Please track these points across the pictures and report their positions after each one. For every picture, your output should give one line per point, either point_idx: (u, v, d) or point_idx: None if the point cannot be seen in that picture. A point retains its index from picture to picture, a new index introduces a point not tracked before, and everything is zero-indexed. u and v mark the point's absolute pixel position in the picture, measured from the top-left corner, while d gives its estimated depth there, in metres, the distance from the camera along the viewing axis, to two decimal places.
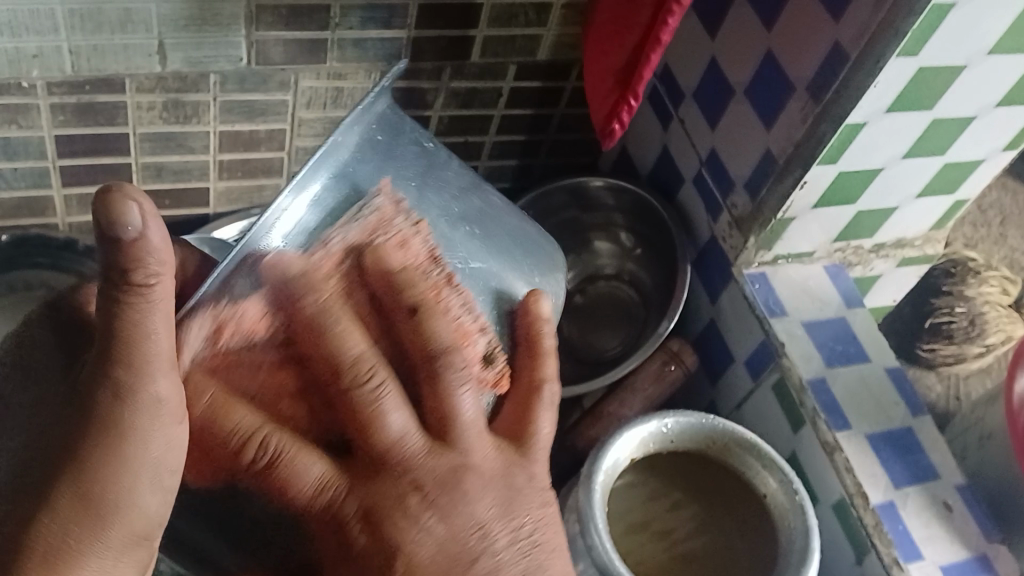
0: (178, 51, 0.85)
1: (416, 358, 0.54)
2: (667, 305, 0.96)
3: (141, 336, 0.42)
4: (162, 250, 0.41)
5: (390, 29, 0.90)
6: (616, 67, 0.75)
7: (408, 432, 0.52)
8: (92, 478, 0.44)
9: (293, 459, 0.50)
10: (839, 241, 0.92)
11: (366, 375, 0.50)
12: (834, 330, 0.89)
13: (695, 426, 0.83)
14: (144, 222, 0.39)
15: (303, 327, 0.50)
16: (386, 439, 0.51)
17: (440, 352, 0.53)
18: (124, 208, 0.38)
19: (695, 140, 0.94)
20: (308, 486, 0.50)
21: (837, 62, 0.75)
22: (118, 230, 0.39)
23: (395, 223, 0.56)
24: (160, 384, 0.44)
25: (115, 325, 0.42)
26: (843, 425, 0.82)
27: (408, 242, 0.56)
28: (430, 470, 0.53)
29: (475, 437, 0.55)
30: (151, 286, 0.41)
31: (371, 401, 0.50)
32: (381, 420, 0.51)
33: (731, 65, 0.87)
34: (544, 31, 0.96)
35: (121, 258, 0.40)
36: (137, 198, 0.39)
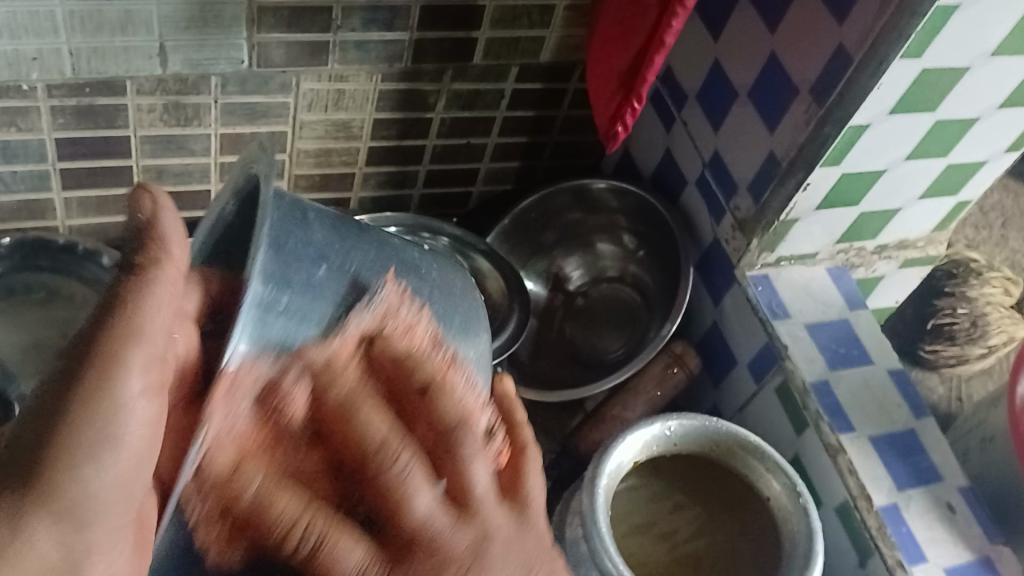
0: (179, 53, 0.84)
1: (423, 438, 0.45)
2: (669, 307, 0.96)
3: (128, 318, 0.38)
4: (170, 239, 0.39)
5: (392, 30, 0.90)
6: (620, 69, 0.75)
7: (434, 508, 0.42)
8: (32, 470, 0.37)
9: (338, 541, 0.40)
10: (841, 243, 0.92)
11: (390, 456, 0.41)
12: (837, 333, 0.88)
13: (698, 430, 0.82)
14: (156, 212, 0.39)
15: (332, 414, 0.42)
16: (412, 517, 0.41)
17: (447, 429, 0.44)
18: (140, 197, 0.39)
19: (698, 143, 0.94)
20: (398, 500, 0.41)
21: (842, 63, 0.75)
22: (135, 218, 0.39)
23: (402, 314, 0.50)
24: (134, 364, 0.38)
25: (105, 309, 0.38)
26: (846, 428, 0.82)
27: (415, 331, 0.50)
28: (451, 539, 0.42)
29: (488, 504, 0.44)
30: (155, 269, 0.39)
31: (395, 477, 0.41)
32: (404, 501, 0.41)
33: (735, 68, 0.87)
34: (547, 32, 0.95)
35: (134, 243, 0.39)
36: (152, 192, 0.40)
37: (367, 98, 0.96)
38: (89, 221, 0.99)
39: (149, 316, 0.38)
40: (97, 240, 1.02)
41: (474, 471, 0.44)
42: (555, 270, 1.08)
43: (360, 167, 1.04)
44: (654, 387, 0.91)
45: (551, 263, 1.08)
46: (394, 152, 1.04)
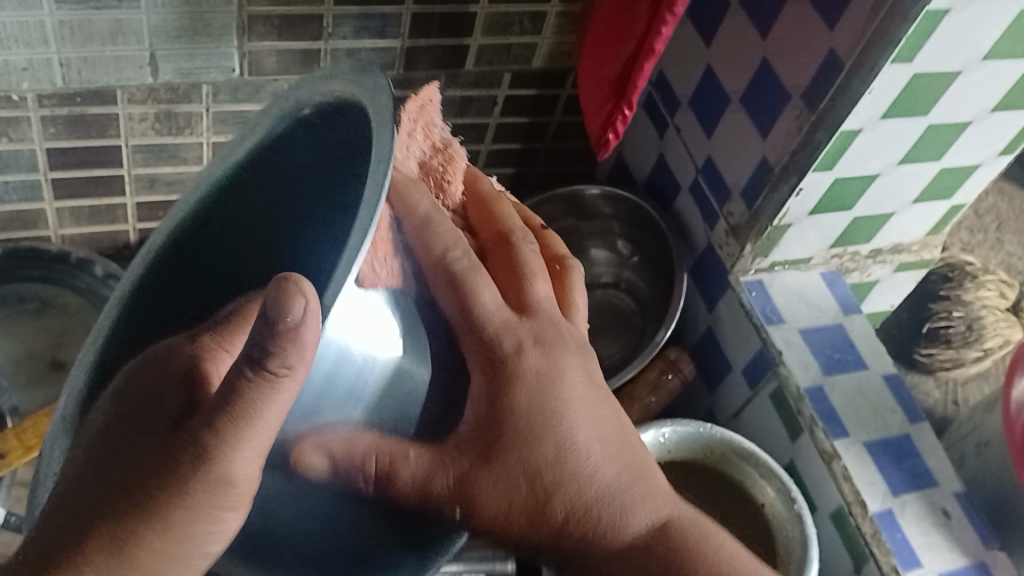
0: (170, 63, 0.84)
1: (547, 267, 0.58)
2: (664, 314, 0.96)
3: (251, 409, 0.37)
4: (310, 344, 0.36)
5: (384, 38, 0.89)
6: (610, 77, 0.75)
7: (550, 297, 0.54)
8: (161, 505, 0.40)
9: (482, 280, 0.49)
10: (835, 247, 0.92)
11: (517, 236, 0.55)
12: (831, 338, 0.88)
13: (692, 436, 0.82)
14: (307, 313, 0.35)
15: (479, 205, 0.56)
16: (535, 293, 0.53)
17: (561, 259, 0.59)
18: (290, 296, 0.34)
19: (691, 148, 0.94)
20: (499, 341, 0.49)
21: (833, 68, 0.75)
22: (277, 318, 0.34)
23: (504, 211, 0.61)
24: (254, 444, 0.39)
25: (231, 393, 0.37)
26: (841, 434, 0.82)
27: (521, 215, 0.62)
28: (536, 326, 0.51)
29: (574, 322, 0.56)
30: (284, 374, 0.36)
31: (524, 261, 0.54)
32: (530, 276, 0.53)
33: (727, 74, 0.87)
34: (539, 39, 0.95)
35: (269, 338, 0.35)
36: (303, 284, 0.35)
37: None
38: (81, 230, 0.99)
39: (270, 413, 0.38)
40: (89, 249, 1.01)
41: (575, 297, 0.57)
42: None
43: None
44: (649, 393, 0.91)
45: None
46: None
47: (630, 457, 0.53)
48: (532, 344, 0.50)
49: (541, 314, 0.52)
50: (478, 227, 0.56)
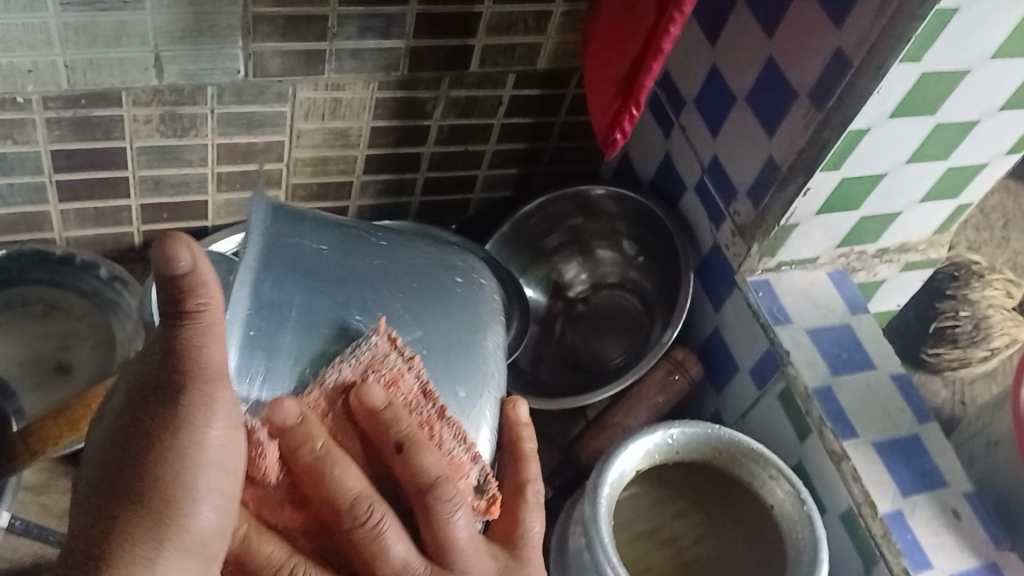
0: (174, 64, 0.84)
1: (341, 511, 0.54)
2: (670, 315, 0.95)
3: (197, 351, 0.47)
4: (211, 283, 0.46)
5: (388, 39, 0.89)
6: (617, 76, 0.74)
7: (411, 558, 0.55)
8: (147, 490, 0.46)
9: (338, 485, 0.54)
10: (842, 246, 0.91)
11: (364, 512, 0.54)
12: (839, 338, 0.88)
13: (700, 437, 0.82)
14: (196, 260, 0.45)
15: (308, 473, 0.55)
16: (391, 569, 0.55)
17: (428, 486, 0.57)
18: (179, 250, 0.44)
19: (697, 148, 0.94)
20: (371, 530, 0.54)
21: (841, 67, 0.75)
22: (169, 267, 0.44)
23: (389, 362, 0.63)
24: (217, 395, 0.48)
25: (174, 343, 0.47)
26: (849, 434, 0.81)
27: (400, 380, 0.63)
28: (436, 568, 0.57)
29: (472, 554, 0.58)
30: (202, 311, 0.47)
31: (370, 534, 0.54)
32: (382, 553, 0.54)
33: (733, 73, 0.87)
34: (544, 39, 0.95)
35: (175, 286, 0.45)
36: (192, 243, 0.45)
37: (364, 107, 0.96)
38: (86, 233, 0.99)
39: (203, 355, 0.48)
40: (95, 252, 1.01)
41: (456, 527, 0.57)
42: (554, 276, 1.07)
43: (357, 175, 1.04)
44: (656, 394, 0.90)
45: (550, 270, 1.07)
46: (391, 159, 1.03)
47: (502, 548, 0.62)
48: (409, 555, 0.55)
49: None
50: (394, 454, 0.58)
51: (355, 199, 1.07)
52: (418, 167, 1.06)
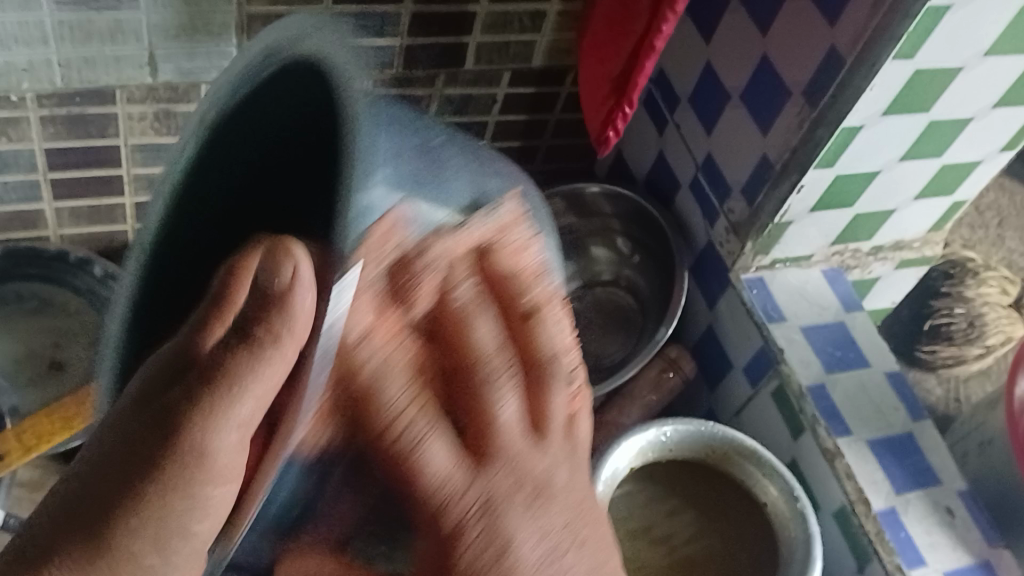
0: (169, 62, 0.84)
1: (463, 418, 0.41)
2: (664, 311, 0.95)
3: (237, 371, 0.37)
4: (309, 311, 0.37)
5: (383, 37, 0.89)
6: (611, 73, 0.75)
7: (516, 423, 0.41)
8: (149, 502, 0.38)
9: (421, 461, 0.39)
10: (837, 244, 0.91)
11: (484, 369, 0.41)
12: (833, 336, 0.88)
13: (694, 434, 0.82)
14: (297, 272, 0.38)
15: (445, 320, 0.41)
16: (439, 484, 0.39)
17: (544, 360, 0.43)
18: (283, 262, 0.39)
19: (692, 145, 0.94)
20: (444, 505, 0.40)
21: (834, 64, 0.75)
22: (271, 283, 0.38)
23: (513, 233, 0.47)
24: (239, 412, 0.37)
25: (227, 358, 0.37)
26: (843, 432, 0.81)
27: (527, 253, 0.47)
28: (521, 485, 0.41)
29: (556, 441, 0.43)
30: (298, 347, 0.37)
31: (467, 397, 0.40)
32: (484, 417, 0.41)
33: (728, 70, 0.87)
34: (539, 37, 0.95)
35: (266, 300, 0.38)
36: (298, 253, 0.39)
37: None
38: (80, 231, 0.99)
39: (260, 378, 0.37)
40: (89, 249, 1.01)
41: (554, 402, 0.43)
42: None
43: None
44: (650, 392, 0.90)
45: None
46: None
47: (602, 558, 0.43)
48: (484, 501, 0.40)
49: (500, 467, 0.40)
50: (453, 357, 0.41)
51: None
52: None
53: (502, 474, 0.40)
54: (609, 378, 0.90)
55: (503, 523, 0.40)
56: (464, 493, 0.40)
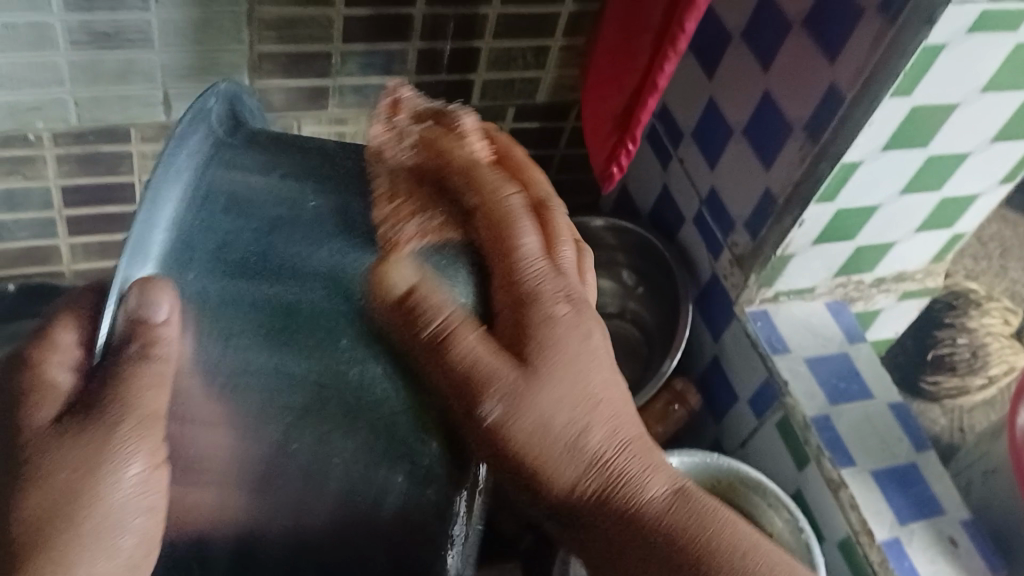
0: (181, 101, 0.86)
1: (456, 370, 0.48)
2: (669, 345, 0.96)
3: (136, 394, 0.45)
4: (172, 331, 0.46)
5: (390, 74, 0.91)
6: (614, 111, 0.76)
7: (480, 353, 0.48)
8: (58, 520, 0.45)
9: (462, 334, 0.48)
10: (839, 276, 0.92)
11: (426, 323, 0.48)
12: (837, 368, 0.89)
13: (700, 466, 0.83)
14: (166, 308, 0.46)
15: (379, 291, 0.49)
16: (466, 352, 0.47)
17: (528, 297, 0.49)
18: (147, 296, 0.45)
19: (695, 180, 0.96)
20: (484, 377, 0.47)
21: (835, 101, 0.76)
22: (140, 311, 0.45)
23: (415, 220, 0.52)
24: (145, 439, 0.46)
25: (113, 382, 0.46)
26: (847, 462, 0.82)
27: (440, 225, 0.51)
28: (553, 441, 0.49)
29: (584, 390, 0.50)
30: (156, 354, 0.46)
31: (434, 339, 0.48)
32: (456, 345, 0.47)
33: (730, 106, 0.89)
34: (543, 73, 0.97)
35: (134, 330, 0.45)
36: (162, 288, 0.46)
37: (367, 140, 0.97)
38: (92, 266, 1.00)
39: (152, 395, 0.46)
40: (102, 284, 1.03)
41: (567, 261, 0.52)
42: None
43: None
44: (657, 424, 0.91)
45: None
46: None
47: (638, 444, 0.52)
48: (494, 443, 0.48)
49: (534, 409, 0.48)
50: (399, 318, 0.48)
51: None
52: None
53: (527, 402, 0.48)
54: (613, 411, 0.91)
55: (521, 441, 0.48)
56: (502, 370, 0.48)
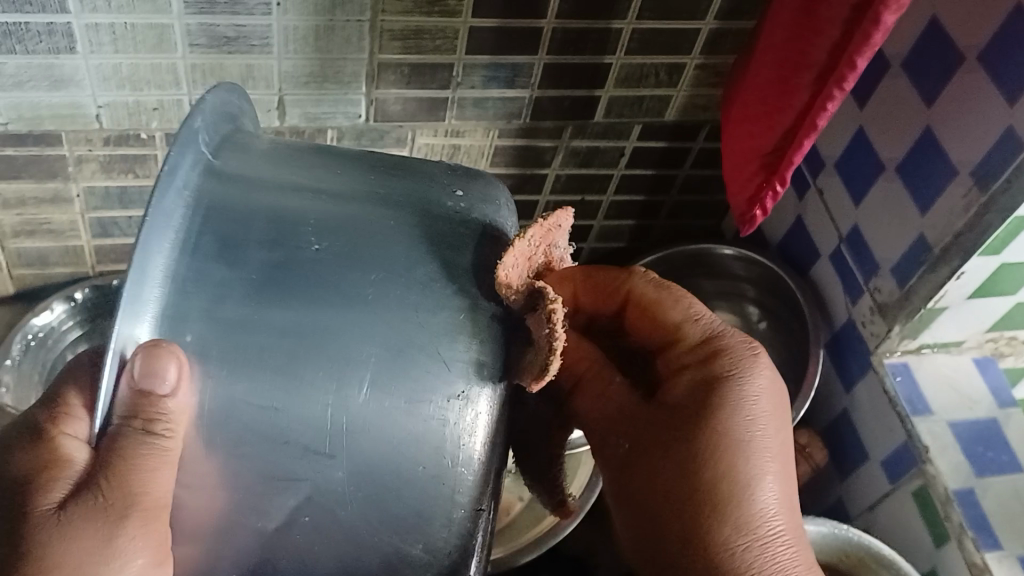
0: (296, 107, 0.83)
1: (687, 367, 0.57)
2: (796, 392, 0.89)
3: (152, 470, 0.44)
4: (184, 412, 0.45)
5: (513, 88, 0.86)
6: (762, 150, 0.69)
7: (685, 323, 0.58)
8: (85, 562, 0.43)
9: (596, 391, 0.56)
10: (992, 331, 0.84)
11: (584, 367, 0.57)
12: (984, 436, 0.80)
13: (826, 537, 0.76)
14: (178, 383, 0.44)
15: (640, 303, 0.58)
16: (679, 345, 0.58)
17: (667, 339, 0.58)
18: (161, 357, 0.43)
19: (835, 214, 0.88)
20: (670, 335, 0.58)
21: (1010, 148, 0.67)
22: (155, 382, 0.43)
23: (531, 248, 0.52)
24: (139, 526, 0.44)
25: (124, 457, 0.44)
26: (993, 546, 0.74)
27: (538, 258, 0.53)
28: (694, 355, 0.57)
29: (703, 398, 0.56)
30: (169, 436, 0.45)
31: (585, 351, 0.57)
32: (658, 305, 0.58)
33: (883, 140, 0.80)
34: (675, 92, 0.90)
35: (149, 408, 0.44)
36: (179, 361, 0.45)
37: (483, 154, 0.93)
38: None
39: (165, 480, 0.45)
40: None
41: (696, 309, 0.59)
42: None
43: None
44: None
45: None
46: None
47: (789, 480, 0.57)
48: (690, 383, 0.57)
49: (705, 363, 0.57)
50: (661, 334, 0.59)
51: None
52: (531, 215, 1.03)
53: (694, 386, 0.56)
54: None
55: (728, 414, 0.55)
56: (683, 357, 0.58)
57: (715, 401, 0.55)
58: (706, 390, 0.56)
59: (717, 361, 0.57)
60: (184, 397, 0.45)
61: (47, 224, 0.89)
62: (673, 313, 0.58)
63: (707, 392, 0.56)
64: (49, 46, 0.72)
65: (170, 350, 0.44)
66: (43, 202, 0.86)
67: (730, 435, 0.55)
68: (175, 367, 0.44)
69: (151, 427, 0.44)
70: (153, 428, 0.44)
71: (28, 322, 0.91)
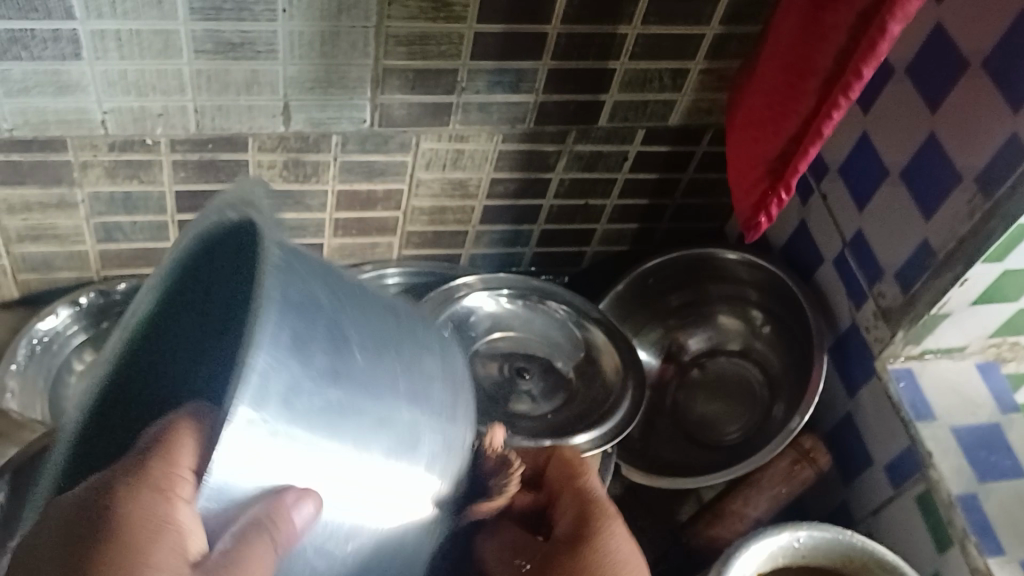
0: (302, 112, 0.83)
1: (575, 501, 0.63)
2: (799, 398, 0.89)
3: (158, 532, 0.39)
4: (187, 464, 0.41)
5: (517, 93, 0.86)
6: (768, 155, 0.69)
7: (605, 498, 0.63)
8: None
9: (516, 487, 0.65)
10: (995, 336, 0.84)
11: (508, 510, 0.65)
12: (986, 441, 0.80)
13: (830, 543, 0.77)
14: (194, 446, 0.41)
15: (558, 484, 0.65)
16: (590, 488, 0.64)
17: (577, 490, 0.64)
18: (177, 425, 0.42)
19: (840, 220, 0.88)
20: (588, 503, 0.62)
21: (1015, 155, 0.68)
22: (171, 442, 0.41)
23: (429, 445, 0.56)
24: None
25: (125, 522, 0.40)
26: (996, 550, 0.74)
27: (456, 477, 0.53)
28: (577, 500, 0.63)
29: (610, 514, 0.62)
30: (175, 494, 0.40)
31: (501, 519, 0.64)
32: (587, 477, 0.65)
33: (888, 146, 0.81)
34: (679, 96, 0.91)
35: (161, 461, 0.41)
36: (189, 423, 0.42)
37: (487, 158, 0.93)
38: None
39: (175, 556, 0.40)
40: None
41: (596, 487, 0.64)
42: (672, 340, 1.03)
43: (473, 226, 1.01)
44: (780, 483, 0.88)
45: (667, 332, 1.04)
46: (510, 211, 1.00)
47: None
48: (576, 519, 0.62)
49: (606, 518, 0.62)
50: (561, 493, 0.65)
51: (469, 247, 1.05)
52: (535, 219, 1.03)
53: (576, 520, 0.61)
54: (723, 472, 0.87)
55: (598, 547, 0.60)
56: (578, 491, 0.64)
57: (592, 530, 0.61)
58: (583, 521, 0.61)
59: (595, 507, 0.62)
60: (196, 448, 0.41)
61: (52, 230, 0.88)
62: (577, 484, 0.64)
63: (580, 526, 0.61)
64: (55, 51, 0.72)
65: (190, 422, 0.42)
66: (48, 207, 0.86)
67: (596, 552, 0.59)
68: (190, 434, 0.41)
69: (168, 487, 0.40)
70: (163, 483, 0.40)
71: (33, 326, 0.92)
